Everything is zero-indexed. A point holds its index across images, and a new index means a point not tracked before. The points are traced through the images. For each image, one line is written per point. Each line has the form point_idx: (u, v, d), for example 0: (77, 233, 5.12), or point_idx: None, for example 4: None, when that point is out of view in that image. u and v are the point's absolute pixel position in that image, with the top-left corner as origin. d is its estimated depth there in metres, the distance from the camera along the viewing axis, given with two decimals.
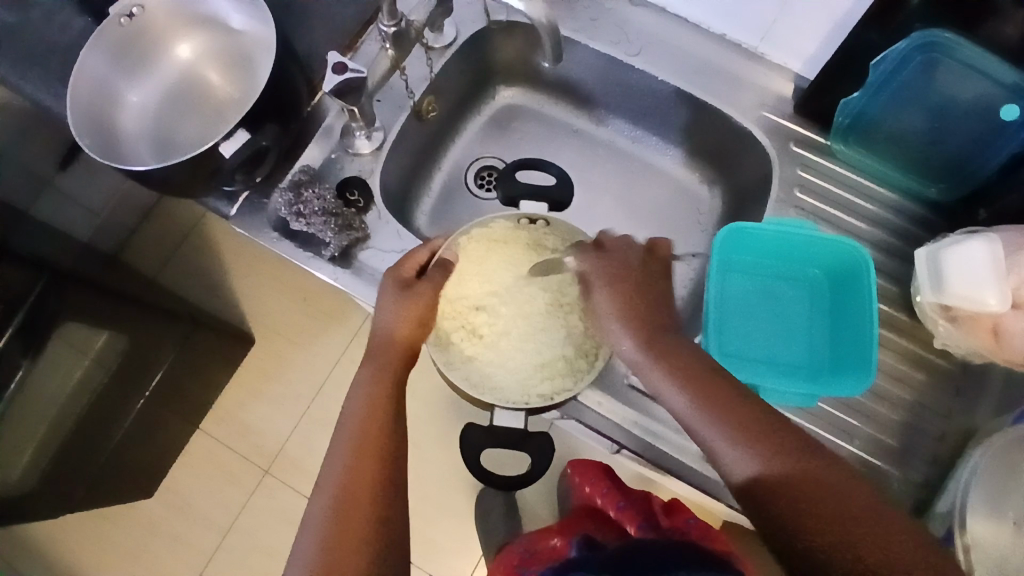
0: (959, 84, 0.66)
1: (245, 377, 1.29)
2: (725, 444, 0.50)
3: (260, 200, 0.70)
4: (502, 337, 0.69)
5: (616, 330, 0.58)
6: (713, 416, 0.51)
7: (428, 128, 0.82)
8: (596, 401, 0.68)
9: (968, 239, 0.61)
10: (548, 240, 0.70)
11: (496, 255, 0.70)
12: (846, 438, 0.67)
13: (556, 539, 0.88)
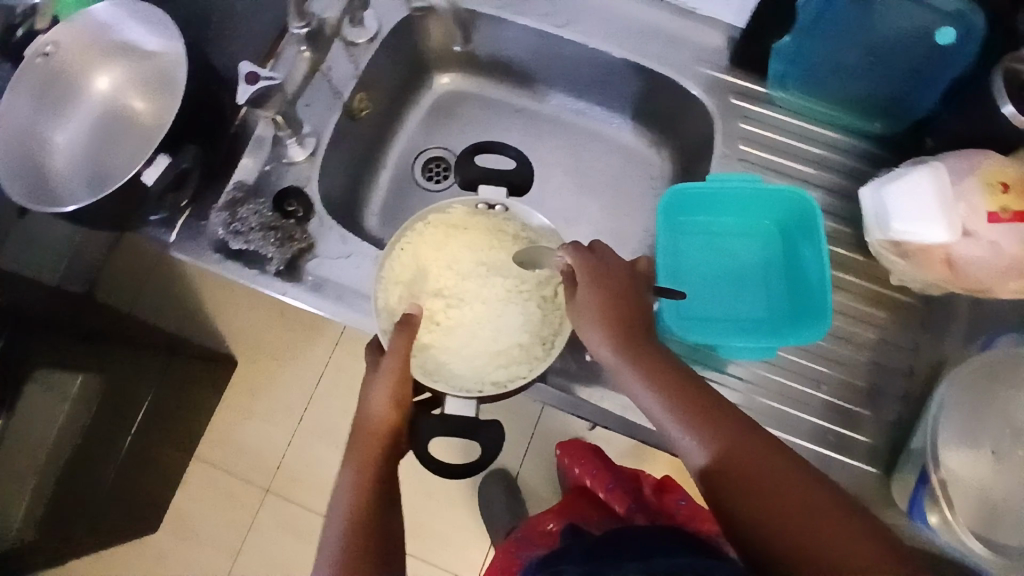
0: (894, 15, 0.62)
1: (233, 398, 1.30)
2: (670, 427, 0.52)
3: (198, 223, 0.69)
4: (458, 325, 0.67)
5: (588, 332, 0.56)
6: (657, 400, 0.53)
7: (366, 127, 0.81)
8: (560, 381, 0.67)
9: (913, 170, 0.60)
10: (508, 224, 0.69)
11: (453, 243, 0.69)
12: (813, 385, 0.66)
13: (551, 523, 0.87)
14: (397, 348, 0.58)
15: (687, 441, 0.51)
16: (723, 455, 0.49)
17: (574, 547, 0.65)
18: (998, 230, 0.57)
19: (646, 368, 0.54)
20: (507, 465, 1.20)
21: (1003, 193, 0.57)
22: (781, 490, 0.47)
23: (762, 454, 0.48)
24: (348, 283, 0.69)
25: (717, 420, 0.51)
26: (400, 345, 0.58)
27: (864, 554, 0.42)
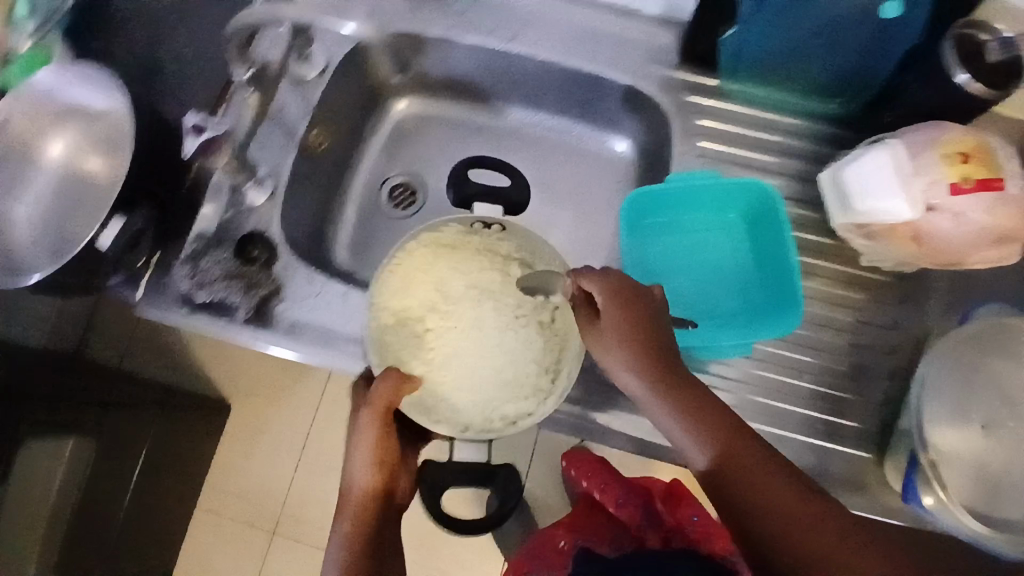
0: None
1: (231, 442, 1.29)
2: (676, 426, 0.54)
3: (164, 278, 0.68)
4: (454, 351, 0.62)
5: (610, 349, 0.56)
6: (677, 421, 0.54)
7: (325, 161, 0.79)
8: None
9: (872, 149, 0.59)
10: (502, 244, 0.66)
11: (444, 262, 0.65)
12: (795, 375, 0.66)
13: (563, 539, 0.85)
14: (379, 398, 0.57)
15: (690, 443, 0.53)
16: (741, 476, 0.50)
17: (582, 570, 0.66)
18: (965, 200, 0.56)
19: (654, 378, 0.54)
20: None
21: (964, 162, 0.56)
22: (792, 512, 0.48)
23: (753, 454, 0.51)
24: (321, 323, 0.68)
25: (715, 425, 0.52)
26: (382, 394, 0.57)
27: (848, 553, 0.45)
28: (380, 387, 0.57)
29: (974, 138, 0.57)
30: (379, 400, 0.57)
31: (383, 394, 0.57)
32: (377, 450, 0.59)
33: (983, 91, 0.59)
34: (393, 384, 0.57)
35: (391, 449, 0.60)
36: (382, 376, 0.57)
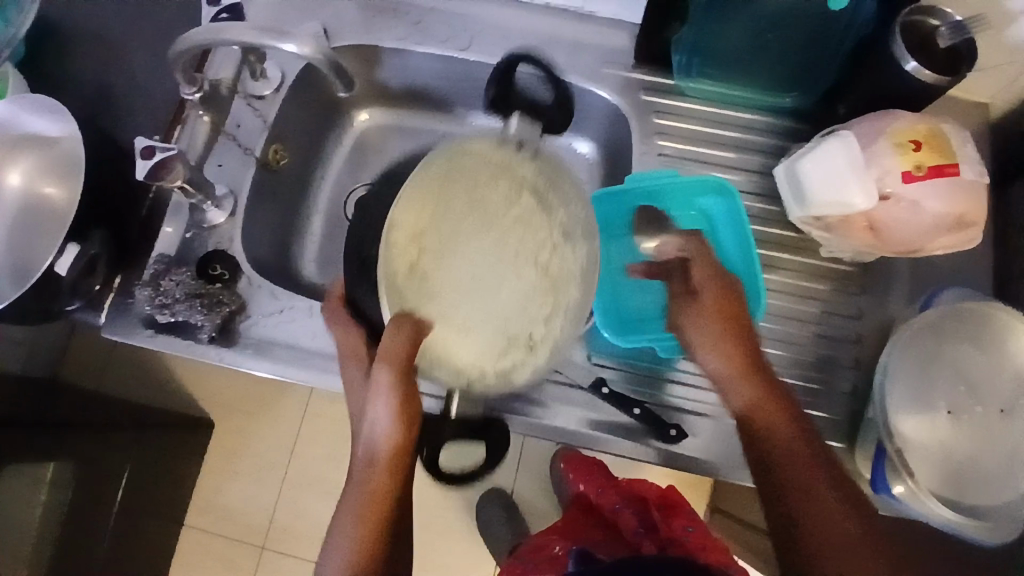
0: None
1: (216, 461, 1.28)
2: (729, 395, 0.58)
3: (126, 301, 0.68)
4: (443, 294, 0.49)
5: (697, 325, 0.60)
6: (734, 386, 0.58)
7: (288, 177, 0.79)
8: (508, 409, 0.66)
9: (826, 140, 0.59)
10: (521, 167, 0.53)
11: (457, 180, 0.50)
12: None
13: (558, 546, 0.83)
14: (392, 357, 0.50)
15: (733, 399, 0.58)
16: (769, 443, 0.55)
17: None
18: (917, 187, 0.56)
19: (721, 351, 0.59)
20: (502, 485, 1.18)
21: (915, 150, 0.56)
22: (800, 482, 0.53)
23: (787, 435, 0.55)
24: (287, 339, 0.68)
25: (764, 403, 0.57)
26: (394, 351, 0.50)
27: (842, 531, 0.50)
28: (388, 344, 0.49)
29: (926, 126, 0.57)
30: (392, 357, 0.50)
31: (393, 351, 0.50)
32: (393, 411, 0.55)
33: (935, 78, 0.59)
34: (403, 340, 0.49)
35: (410, 410, 0.56)
36: (391, 330, 0.49)
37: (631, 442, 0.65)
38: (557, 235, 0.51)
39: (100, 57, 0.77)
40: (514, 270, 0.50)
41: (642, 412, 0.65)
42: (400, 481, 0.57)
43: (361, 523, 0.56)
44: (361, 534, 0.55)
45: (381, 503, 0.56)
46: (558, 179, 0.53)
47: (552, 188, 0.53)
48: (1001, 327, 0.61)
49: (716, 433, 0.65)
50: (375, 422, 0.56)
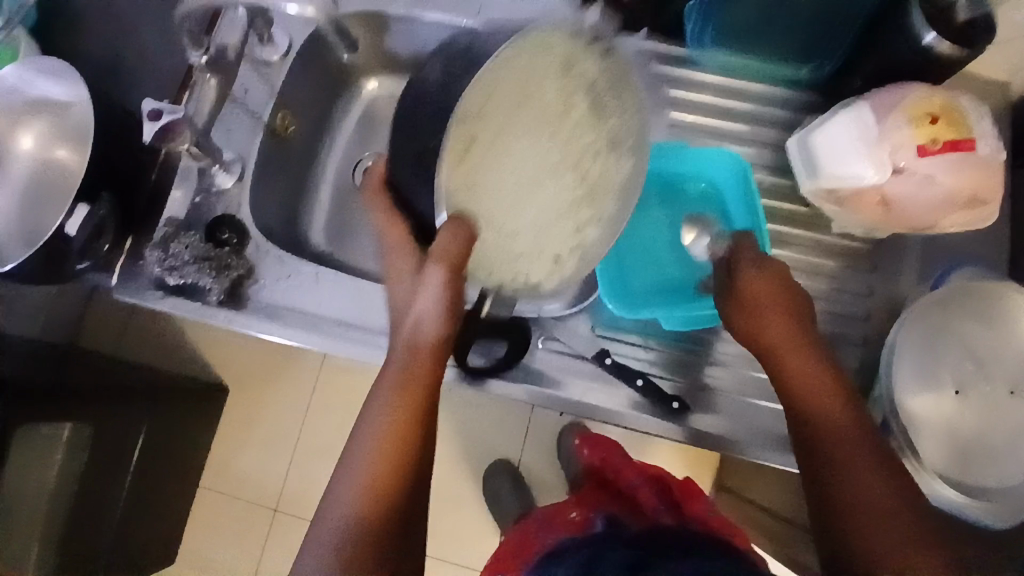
0: None
1: (229, 426, 1.29)
2: (774, 371, 0.58)
3: (137, 264, 0.69)
4: (496, 183, 0.54)
5: (745, 306, 0.59)
6: (781, 364, 0.57)
7: (296, 144, 0.79)
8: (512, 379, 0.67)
9: (839, 112, 0.58)
10: (586, 68, 0.56)
11: (532, 77, 0.54)
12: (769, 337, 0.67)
13: (573, 512, 0.83)
14: (444, 252, 0.51)
15: (778, 376, 0.58)
16: (813, 425, 0.54)
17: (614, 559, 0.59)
18: (930, 161, 0.54)
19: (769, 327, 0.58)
20: (508, 457, 1.20)
21: (931, 123, 0.54)
22: (841, 466, 0.52)
23: (832, 409, 0.54)
24: (294, 304, 0.68)
25: (810, 383, 0.55)
26: (448, 248, 0.51)
27: (884, 519, 0.49)
28: (442, 240, 0.51)
29: (942, 99, 0.56)
30: (446, 254, 0.51)
31: (445, 248, 0.51)
32: (439, 305, 0.55)
33: (952, 49, 0.58)
34: (456, 237, 0.51)
35: (455, 306, 0.56)
36: (448, 228, 0.51)
37: (629, 412, 0.65)
38: (607, 138, 0.58)
39: (110, 24, 0.77)
40: (557, 170, 0.56)
41: (644, 383, 0.65)
42: (427, 410, 0.56)
43: (387, 453, 0.54)
44: (388, 464, 0.54)
45: (406, 429, 0.55)
46: (622, 86, 0.58)
47: (619, 88, 0.57)
48: (1013, 306, 0.60)
49: (729, 409, 0.66)
50: (420, 318, 0.56)
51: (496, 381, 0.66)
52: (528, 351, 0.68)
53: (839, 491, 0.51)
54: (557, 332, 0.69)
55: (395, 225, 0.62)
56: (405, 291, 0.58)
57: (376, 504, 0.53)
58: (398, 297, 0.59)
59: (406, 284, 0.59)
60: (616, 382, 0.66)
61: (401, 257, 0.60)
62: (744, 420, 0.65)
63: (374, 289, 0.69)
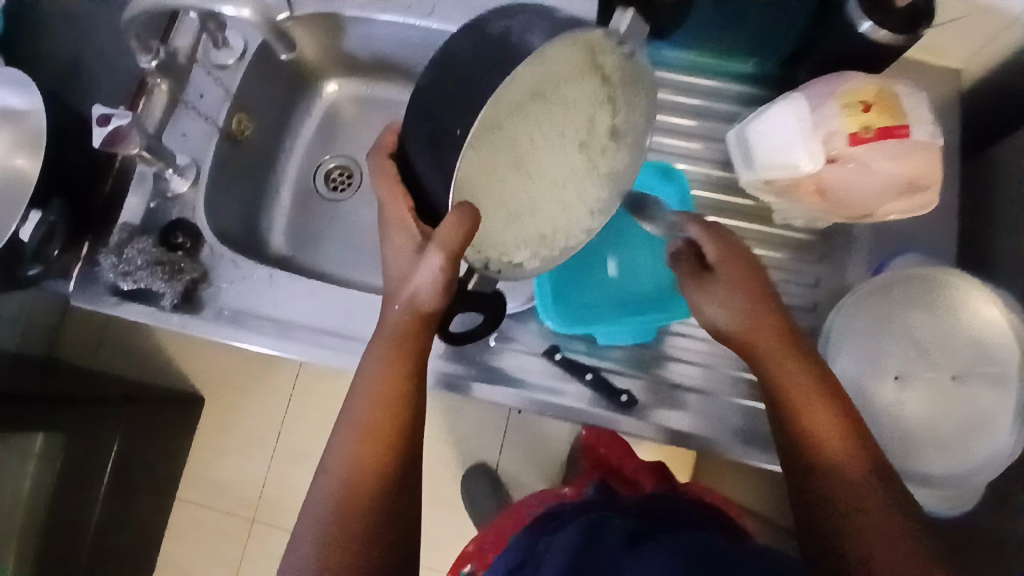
0: None
1: (206, 435, 1.29)
2: (762, 373, 0.56)
3: (93, 269, 0.70)
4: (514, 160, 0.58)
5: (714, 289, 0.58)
6: (765, 361, 0.56)
7: (255, 148, 0.80)
8: (477, 383, 0.68)
9: (777, 103, 0.58)
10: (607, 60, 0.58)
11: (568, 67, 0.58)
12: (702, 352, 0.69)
13: (568, 488, 0.89)
14: (445, 239, 0.51)
15: (762, 375, 0.56)
16: (803, 433, 0.53)
17: (613, 531, 0.57)
18: (866, 149, 0.55)
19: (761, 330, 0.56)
20: (486, 458, 1.20)
21: (864, 111, 0.55)
22: (833, 476, 0.51)
23: (821, 412, 0.53)
24: (248, 306, 0.69)
25: (797, 384, 0.54)
26: (450, 235, 0.51)
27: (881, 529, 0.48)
28: (447, 226, 0.50)
29: (877, 86, 0.56)
30: (447, 240, 0.51)
31: (451, 236, 0.50)
32: (434, 281, 0.54)
33: (890, 36, 0.58)
34: (460, 224, 0.50)
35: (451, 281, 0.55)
36: (453, 215, 0.50)
37: (584, 408, 0.66)
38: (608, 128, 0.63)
39: (69, 31, 0.77)
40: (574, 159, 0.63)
41: (594, 377, 0.67)
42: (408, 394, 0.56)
43: (363, 442, 0.55)
44: (365, 451, 0.55)
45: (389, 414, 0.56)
46: (637, 84, 0.62)
47: (638, 81, 0.61)
48: (955, 292, 0.61)
49: (697, 409, 0.66)
50: (414, 292, 0.56)
51: (472, 384, 0.68)
52: (490, 352, 0.69)
53: (834, 505, 0.50)
54: (510, 329, 0.70)
55: (399, 201, 0.59)
56: (403, 264, 0.57)
57: (357, 491, 0.54)
58: (394, 271, 0.58)
59: (407, 260, 0.57)
60: (570, 379, 0.68)
61: (401, 232, 0.58)
62: (711, 419, 0.66)
63: (330, 290, 0.69)
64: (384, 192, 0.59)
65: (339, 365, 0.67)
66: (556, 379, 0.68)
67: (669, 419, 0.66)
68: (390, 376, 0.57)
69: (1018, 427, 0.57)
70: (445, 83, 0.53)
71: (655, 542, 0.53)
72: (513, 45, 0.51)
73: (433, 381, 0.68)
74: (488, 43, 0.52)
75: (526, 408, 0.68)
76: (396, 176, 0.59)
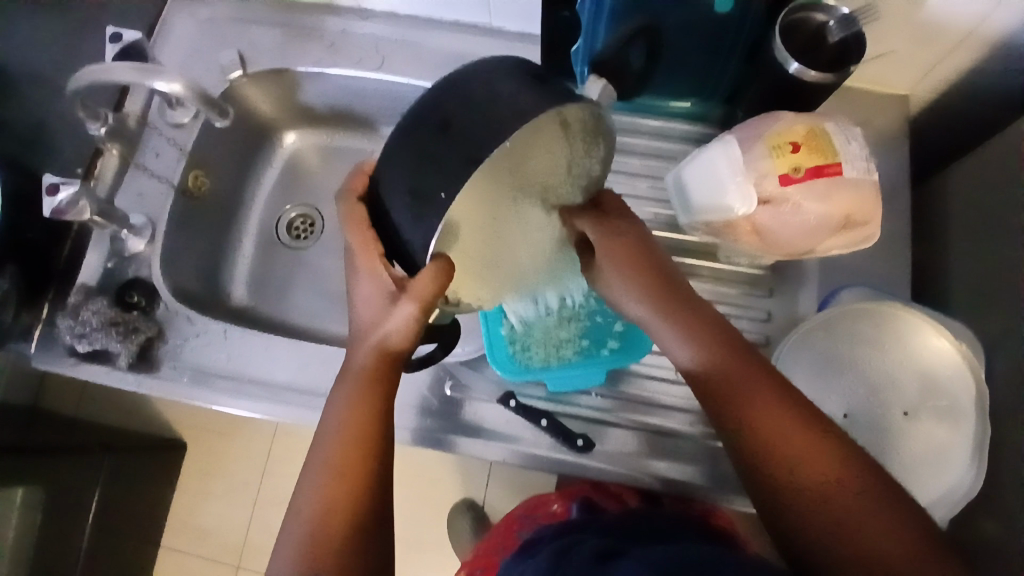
0: None
1: (190, 481, 1.28)
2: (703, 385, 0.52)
3: (53, 332, 0.71)
4: (478, 221, 0.56)
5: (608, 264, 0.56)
6: (705, 370, 0.51)
7: (214, 201, 0.81)
8: (453, 441, 0.68)
9: (711, 145, 0.60)
10: (571, 116, 0.51)
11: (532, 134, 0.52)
12: (662, 389, 0.69)
13: (555, 503, 0.80)
14: (419, 290, 0.50)
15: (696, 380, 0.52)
16: (768, 454, 0.48)
17: (584, 550, 0.54)
18: (797, 191, 0.55)
19: (713, 352, 0.52)
20: (473, 496, 1.19)
21: (793, 152, 0.55)
22: (820, 494, 0.45)
23: (786, 425, 0.48)
24: (202, 364, 0.69)
25: (750, 393, 0.50)
26: (424, 287, 0.50)
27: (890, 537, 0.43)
28: (422, 278, 0.49)
29: (805, 126, 0.56)
30: (421, 293, 0.50)
31: (424, 288, 0.50)
32: (409, 330, 0.53)
33: (818, 77, 0.58)
34: (436, 279, 0.50)
35: (425, 325, 0.53)
36: (429, 270, 0.49)
37: (543, 453, 0.66)
38: (562, 166, 0.57)
39: (31, 96, 0.79)
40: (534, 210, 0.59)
41: (549, 423, 0.66)
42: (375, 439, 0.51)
43: (330, 478, 0.50)
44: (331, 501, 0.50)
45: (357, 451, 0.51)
46: (597, 138, 0.53)
47: (600, 135, 0.53)
48: (904, 326, 0.60)
49: (675, 452, 0.66)
50: (385, 336, 0.53)
51: (446, 437, 0.68)
52: (457, 406, 0.69)
53: (831, 524, 0.44)
54: (464, 376, 0.70)
55: (370, 248, 0.54)
56: (376, 314, 0.54)
57: (316, 532, 0.48)
58: (367, 317, 0.54)
59: (380, 308, 0.54)
60: (532, 426, 0.67)
61: (374, 282, 0.54)
62: (687, 460, 0.66)
63: (284, 344, 0.69)
64: (355, 243, 0.54)
65: (295, 419, 0.67)
66: (520, 428, 0.68)
67: (647, 459, 0.66)
68: (355, 415, 0.52)
69: (976, 463, 0.57)
70: (412, 143, 0.49)
71: (626, 556, 0.50)
72: (498, 121, 0.46)
73: (407, 438, 0.68)
74: (472, 100, 0.47)
75: (486, 456, 0.68)
76: (369, 225, 0.54)
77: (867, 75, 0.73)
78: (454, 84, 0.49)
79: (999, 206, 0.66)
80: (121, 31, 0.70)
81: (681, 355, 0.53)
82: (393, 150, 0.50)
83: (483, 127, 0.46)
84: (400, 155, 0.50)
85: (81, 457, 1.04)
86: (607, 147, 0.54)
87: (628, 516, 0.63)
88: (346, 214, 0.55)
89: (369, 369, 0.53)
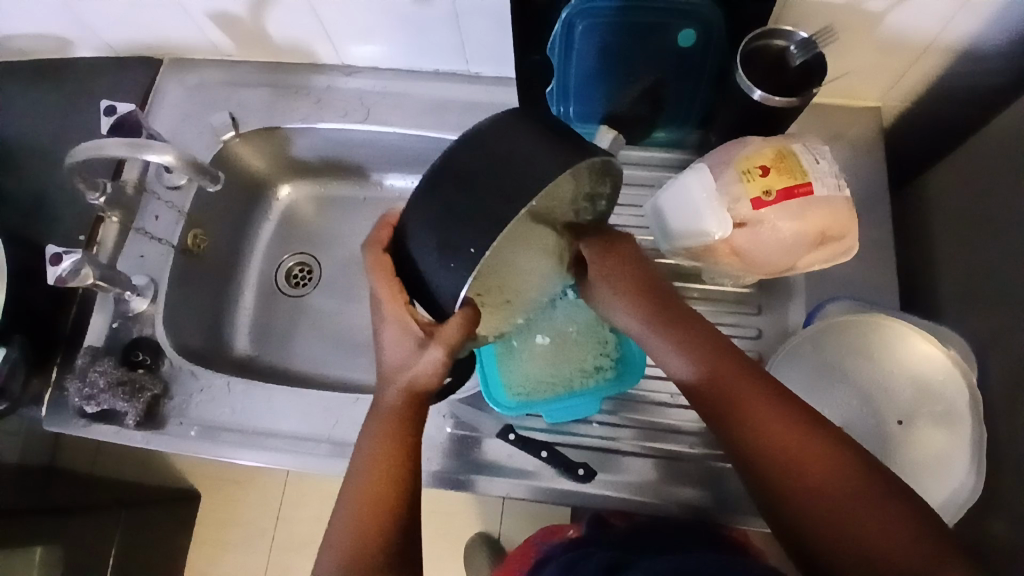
0: (639, 40, 0.64)
1: (206, 533, 1.28)
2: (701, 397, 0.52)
3: (63, 395, 0.73)
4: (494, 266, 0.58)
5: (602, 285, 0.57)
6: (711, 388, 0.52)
7: (212, 257, 0.83)
8: (457, 478, 0.69)
9: (687, 173, 0.62)
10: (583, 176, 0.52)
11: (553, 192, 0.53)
12: (664, 413, 0.69)
13: (569, 527, 0.80)
14: (447, 336, 0.50)
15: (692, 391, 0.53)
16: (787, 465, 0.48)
17: (592, 564, 0.54)
18: (770, 211, 0.57)
19: (704, 358, 0.53)
20: (487, 530, 1.18)
21: (762, 175, 0.57)
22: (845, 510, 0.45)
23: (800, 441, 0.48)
24: (206, 416, 0.71)
25: (756, 403, 0.50)
26: (453, 332, 0.50)
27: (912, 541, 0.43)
28: (450, 324, 0.50)
29: (774, 149, 0.58)
30: (450, 338, 0.50)
31: (452, 332, 0.50)
32: (438, 373, 0.52)
33: (784, 102, 0.60)
34: (465, 324, 0.50)
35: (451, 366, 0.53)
36: (461, 317, 0.50)
37: (548, 484, 0.67)
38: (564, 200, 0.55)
39: (35, 167, 0.82)
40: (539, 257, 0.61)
41: (549, 454, 0.67)
42: (408, 480, 0.51)
43: (363, 513, 0.50)
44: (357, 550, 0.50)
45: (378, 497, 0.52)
46: (603, 176, 0.53)
47: (607, 176, 0.53)
48: (893, 335, 0.61)
49: (678, 473, 0.67)
50: (414, 378, 0.52)
51: (449, 475, 0.69)
52: (461, 443, 0.70)
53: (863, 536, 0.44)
54: (466, 415, 0.71)
55: (395, 294, 0.52)
56: (402, 357, 0.52)
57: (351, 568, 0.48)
58: (393, 361, 0.53)
59: (408, 352, 0.52)
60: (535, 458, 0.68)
61: (399, 327, 0.52)
62: (687, 480, 0.66)
63: (287, 392, 0.71)
64: (380, 291, 0.53)
65: (300, 465, 0.68)
66: (524, 462, 0.68)
67: (649, 482, 0.66)
68: (387, 454, 0.51)
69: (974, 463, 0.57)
70: (430, 199, 0.49)
71: (633, 568, 0.50)
72: (523, 176, 0.47)
73: None
74: (494, 156, 0.48)
75: (493, 491, 0.68)
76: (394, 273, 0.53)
77: (835, 90, 0.75)
78: (477, 140, 0.50)
79: (978, 209, 0.67)
80: (115, 104, 0.70)
81: (673, 366, 0.54)
82: (417, 206, 0.50)
83: (504, 184, 0.47)
84: (415, 213, 0.50)
85: (98, 515, 1.05)
86: (614, 183, 0.55)
87: (634, 530, 0.63)
88: (373, 265, 0.53)
89: (400, 411, 0.52)
